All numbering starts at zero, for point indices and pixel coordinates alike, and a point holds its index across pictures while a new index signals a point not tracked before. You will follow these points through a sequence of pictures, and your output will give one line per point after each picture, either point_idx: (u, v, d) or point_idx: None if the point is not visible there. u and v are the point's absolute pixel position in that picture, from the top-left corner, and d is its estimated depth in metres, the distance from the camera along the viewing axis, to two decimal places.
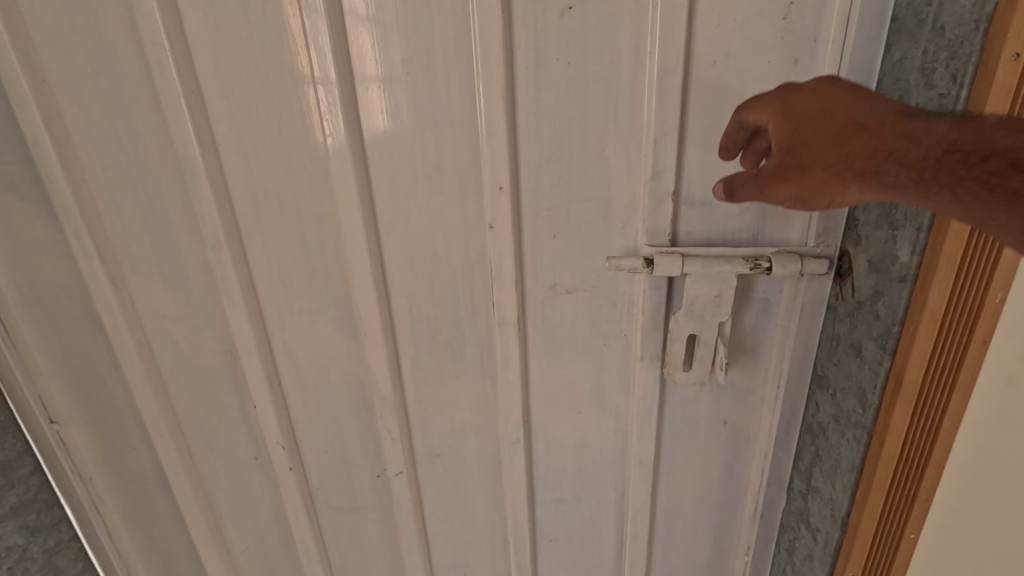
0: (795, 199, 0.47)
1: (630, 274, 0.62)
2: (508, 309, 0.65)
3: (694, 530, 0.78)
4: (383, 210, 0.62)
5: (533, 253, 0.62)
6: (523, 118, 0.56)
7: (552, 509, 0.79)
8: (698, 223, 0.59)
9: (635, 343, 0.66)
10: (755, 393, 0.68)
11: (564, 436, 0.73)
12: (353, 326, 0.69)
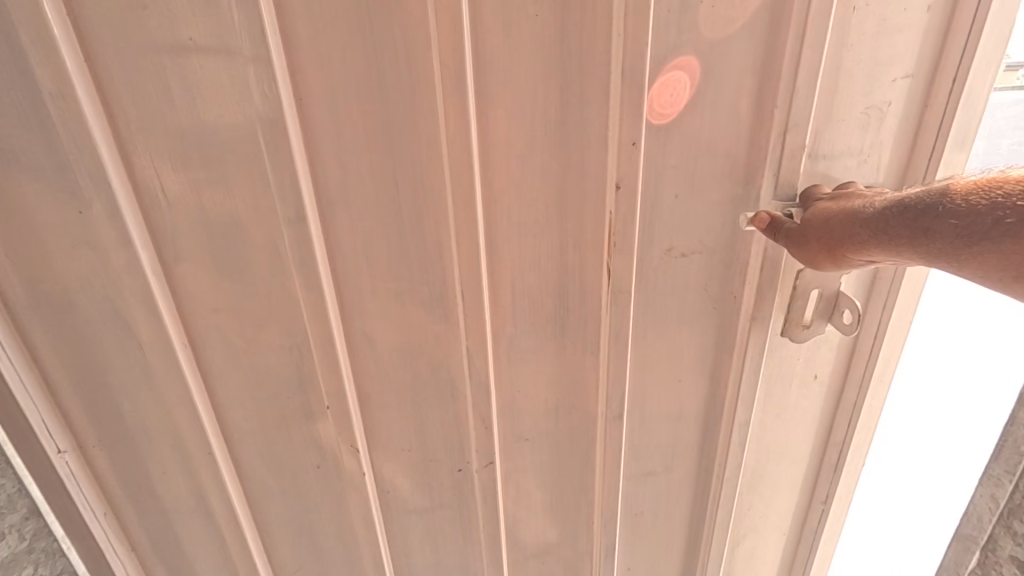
0: (805, 261, 0.53)
1: (751, 233, 0.60)
2: (625, 278, 0.61)
3: (781, 497, 0.82)
4: (495, 173, 0.55)
5: (653, 215, 0.59)
6: (659, 67, 0.52)
7: (641, 482, 0.77)
8: (821, 176, 0.58)
9: (746, 305, 0.64)
10: (854, 355, 0.69)
11: (664, 407, 0.71)
12: (445, 309, 0.62)
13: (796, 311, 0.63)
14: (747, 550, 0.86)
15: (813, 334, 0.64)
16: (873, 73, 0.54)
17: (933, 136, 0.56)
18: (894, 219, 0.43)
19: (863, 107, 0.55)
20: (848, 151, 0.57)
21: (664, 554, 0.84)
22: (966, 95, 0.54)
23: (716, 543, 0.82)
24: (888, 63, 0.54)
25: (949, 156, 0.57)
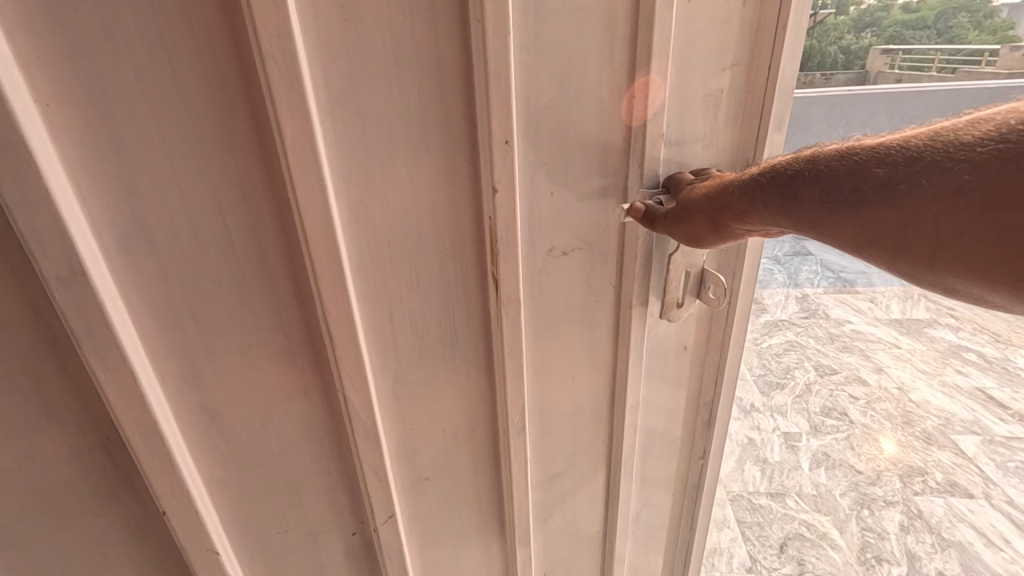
0: (685, 238, 0.54)
1: (623, 223, 0.61)
2: (513, 286, 0.56)
3: (667, 462, 0.87)
4: (351, 188, 0.46)
5: (532, 214, 0.55)
6: (521, 57, 0.48)
7: (548, 487, 0.75)
8: (675, 163, 0.61)
9: (626, 293, 0.65)
10: (714, 322, 0.76)
11: (560, 405, 0.69)
12: (311, 355, 0.51)
13: (671, 290, 0.66)
14: (642, 517, 0.90)
15: (685, 308, 0.68)
16: (708, 62, 0.57)
17: (759, 120, 0.63)
18: (772, 190, 0.46)
19: (704, 94, 0.59)
20: (694, 137, 0.61)
21: (575, 546, 0.84)
22: (782, 82, 0.60)
23: (619, 520, 0.85)
24: (719, 53, 0.58)
25: (771, 136, 0.64)
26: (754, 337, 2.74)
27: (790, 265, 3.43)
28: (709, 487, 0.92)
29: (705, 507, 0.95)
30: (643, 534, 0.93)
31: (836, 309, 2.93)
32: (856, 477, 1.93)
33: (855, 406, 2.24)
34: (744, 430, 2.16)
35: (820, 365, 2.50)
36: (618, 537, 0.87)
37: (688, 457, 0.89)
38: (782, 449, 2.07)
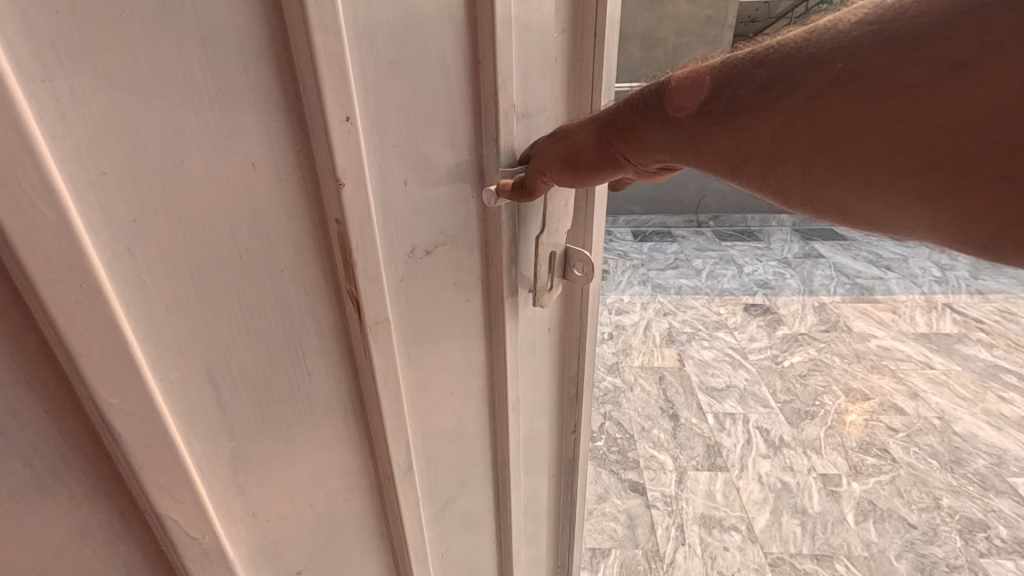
0: (566, 172, 0.54)
1: (485, 211, 0.54)
2: (379, 302, 0.44)
3: (545, 446, 0.86)
4: (113, 199, 0.29)
5: (391, 209, 0.44)
6: (347, 7, 0.36)
7: (442, 520, 0.65)
8: (525, 136, 0.56)
9: (497, 287, 0.59)
10: (570, 301, 0.77)
11: (446, 426, 0.60)
12: (88, 476, 0.32)
13: (541, 276, 0.63)
14: (532, 509, 0.88)
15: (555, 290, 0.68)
16: (543, 26, 0.53)
17: (589, 90, 0.62)
18: (653, 110, 0.51)
19: (544, 61, 0.55)
20: (539, 109, 0.57)
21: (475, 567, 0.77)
22: (604, 45, 0.59)
23: (513, 521, 0.81)
24: (552, 19, 0.54)
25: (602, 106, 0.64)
26: (775, 356, 2.85)
27: (802, 268, 3.80)
28: (581, 458, 0.95)
29: (579, 477, 0.98)
30: (535, 523, 0.91)
31: (861, 323, 3.11)
32: (911, 533, 1.97)
33: (895, 441, 2.32)
34: (775, 473, 2.17)
35: (852, 392, 2.59)
36: (515, 538, 0.83)
37: (562, 434, 0.90)
38: (823, 496, 2.08)
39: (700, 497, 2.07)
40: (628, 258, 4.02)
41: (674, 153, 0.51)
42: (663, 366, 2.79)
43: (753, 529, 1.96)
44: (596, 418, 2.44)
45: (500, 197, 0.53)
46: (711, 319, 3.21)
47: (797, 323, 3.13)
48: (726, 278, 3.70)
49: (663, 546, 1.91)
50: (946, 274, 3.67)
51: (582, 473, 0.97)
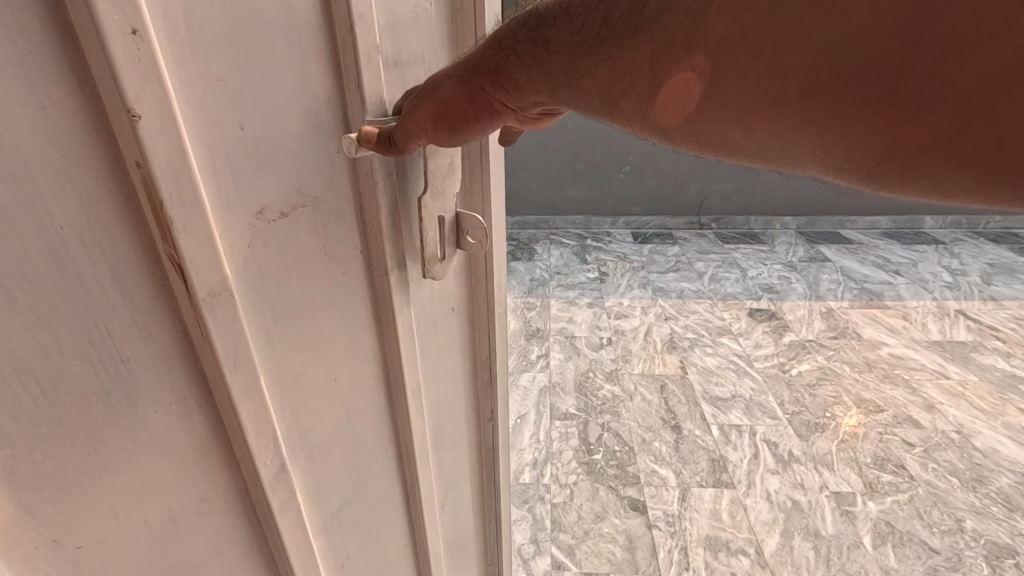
0: (439, 127, 0.58)
1: (346, 170, 0.57)
2: (208, 265, 0.43)
3: (459, 387, 0.97)
4: None
5: (225, 174, 0.44)
6: None
7: (329, 487, 0.67)
8: (398, 85, 0.61)
9: (367, 249, 0.63)
10: (472, 257, 0.88)
11: (323, 394, 0.62)
12: None
13: (422, 234, 0.68)
14: (450, 448, 0.98)
15: (446, 253, 0.76)
16: None
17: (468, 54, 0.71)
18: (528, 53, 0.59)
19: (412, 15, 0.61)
20: (410, 60, 0.62)
21: (382, 522, 0.80)
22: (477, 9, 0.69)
23: (429, 467, 0.88)
24: None
25: None
26: (782, 365, 3.20)
27: (809, 271, 4.42)
28: (502, 391, 1.10)
29: (499, 411, 1.10)
30: (454, 459, 1.02)
31: (868, 329, 3.55)
32: (932, 558, 2.07)
33: (911, 456, 2.49)
34: (786, 491, 2.33)
35: (864, 403, 2.86)
36: (428, 488, 0.89)
37: (477, 374, 1.02)
38: (837, 517, 2.21)
39: (704, 517, 2.23)
40: (630, 261, 4.69)
41: (551, 94, 0.61)
42: (666, 374, 3.14)
43: (762, 552, 2.09)
44: (596, 430, 2.69)
45: (363, 146, 0.55)
46: (714, 325, 3.67)
47: (804, 330, 3.58)
48: (730, 282, 4.28)
49: (664, 570, 2.05)
50: (956, 281, 4.19)
51: (506, 403, 1.12)
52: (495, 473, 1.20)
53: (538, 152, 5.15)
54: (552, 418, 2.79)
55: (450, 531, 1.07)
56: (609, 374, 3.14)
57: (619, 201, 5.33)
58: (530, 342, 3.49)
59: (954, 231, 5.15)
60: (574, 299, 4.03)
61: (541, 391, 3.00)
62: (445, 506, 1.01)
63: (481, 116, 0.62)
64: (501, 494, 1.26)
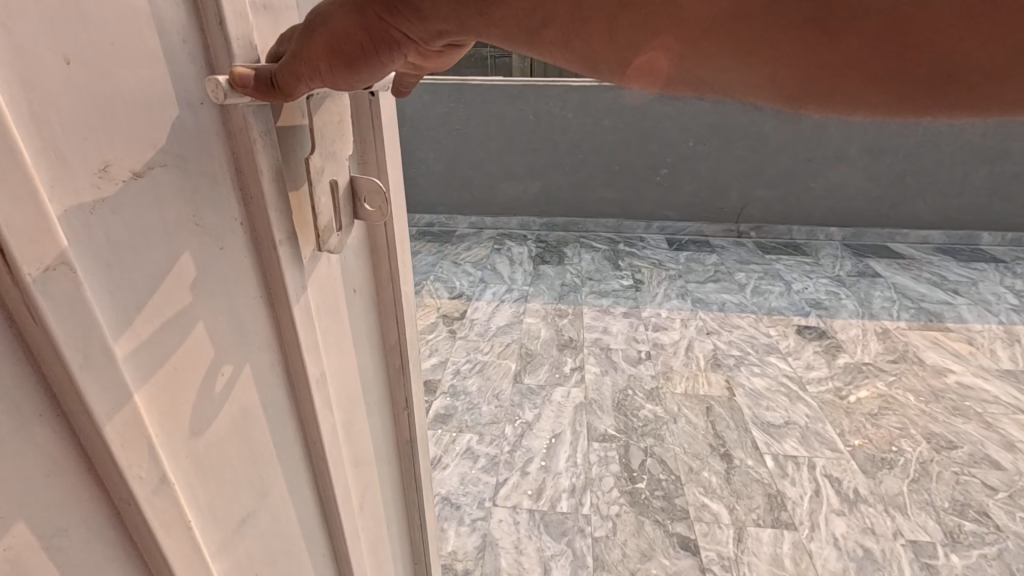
0: (329, 59, 0.52)
1: (225, 126, 0.51)
2: (33, 234, 0.35)
3: (373, 368, 0.92)
4: None
5: (49, 123, 0.37)
6: None
7: (232, 497, 0.59)
8: (271, 34, 0.54)
9: (257, 219, 0.56)
10: (374, 233, 0.85)
11: (212, 395, 0.54)
12: None
13: (320, 209, 0.64)
14: (366, 432, 0.90)
15: (344, 221, 0.69)
16: None
17: None
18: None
19: None
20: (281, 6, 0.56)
21: (290, 529, 0.72)
22: None
23: (343, 460, 0.81)
24: None
25: None
26: (839, 390, 2.95)
27: (859, 287, 4.15)
28: (416, 368, 1.06)
29: (415, 391, 1.06)
30: (373, 445, 0.94)
31: (931, 354, 3.28)
32: None
33: (995, 502, 2.25)
34: (856, 536, 2.10)
35: (934, 438, 2.60)
36: (342, 487, 0.81)
37: (389, 354, 0.97)
38: (918, 570, 1.98)
39: (765, 562, 2.00)
40: (666, 269, 4.45)
41: (458, 21, 0.57)
42: (712, 394, 2.91)
43: None
44: (637, 454, 2.50)
45: (238, 90, 0.49)
46: (761, 342, 3.42)
47: (861, 352, 3.31)
48: (774, 296, 4.02)
49: None
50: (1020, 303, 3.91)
51: (420, 384, 1.09)
52: (416, 466, 1.12)
53: (572, 151, 4.94)
54: (589, 439, 2.58)
55: (370, 531, 0.96)
56: (649, 393, 2.92)
57: (653, 205, 5.09)
58: (563, 353, 3.28)
59: (1013, 249, 4.83)
60: (608, 308, 3.82)
61: (578, 408, 2.80)
62: (367, 505, 0.94)
63: (382, 49, 0.55)
64: (422, 493, 1.17)
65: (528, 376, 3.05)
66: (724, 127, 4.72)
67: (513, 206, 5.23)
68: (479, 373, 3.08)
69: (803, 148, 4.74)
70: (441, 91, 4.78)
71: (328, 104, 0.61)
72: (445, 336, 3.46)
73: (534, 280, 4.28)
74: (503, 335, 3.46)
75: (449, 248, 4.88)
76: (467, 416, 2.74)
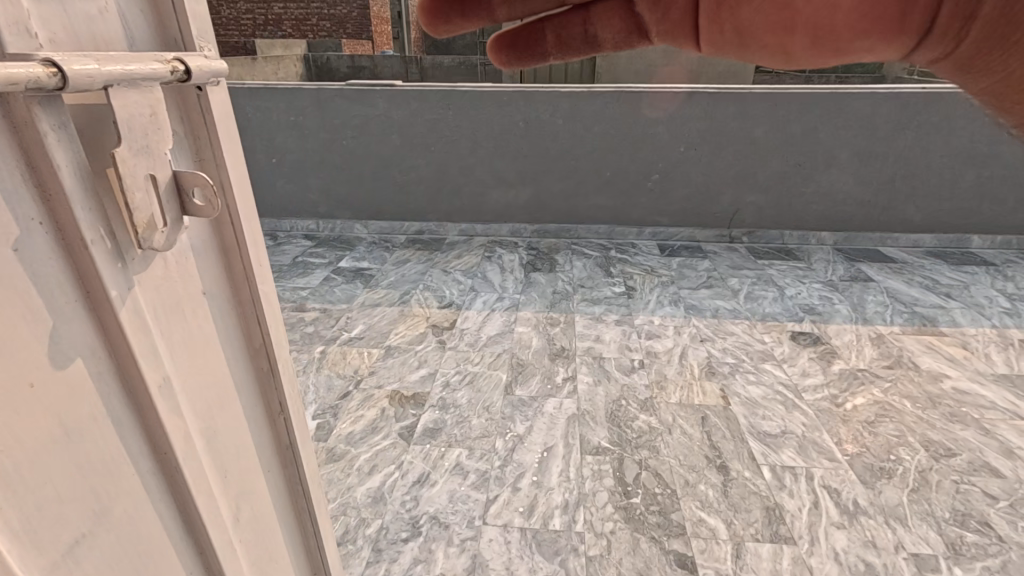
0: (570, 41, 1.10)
1: (24, 125, 0.51)
2: None
3: (236, 370, 0.88)
4: None
5: None
6: None
7: (56, 503, 0.57)
8: (61, 27, 0.54)
9: (65, 218, 0.56)
10: (222, 232, 0.82)
11: (13, 399, 0.52)
12: None
13: (142, 207, 0.62)
14: (233, 437, 0.86)
15: (171, 220, 0.67)
16: None
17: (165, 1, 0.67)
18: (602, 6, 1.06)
19: None
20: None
21: (146, 543, 0.69)
22: None
23: (204, 469, 0.78)
24: None
25: (180, 26, 0.69)
26: (835, 398, 2.90)
27: (852, 292, 4.12)
28: (289, 368, 1.01)
29: (290, 392, 1.01)
30: (244, 450, 0.90)
31: (926, 359, 3.25)
32: None
33: (996, 511, 2.20)
34: (856, 549, 2.05)
35: (932, 446, 2.55)
36: (207, 497, 0.78)
37: (253, 354, 0.91)
38: None
39: None
40: (658, 275, 4.41)
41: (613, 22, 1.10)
42: (706, 404, 2.85)
43: None
44: (632, 467, 2.43)
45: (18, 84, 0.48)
46: (755, 349, 3.37)
47: (855, 358, 3.27)
48: (768, 301, 3.98)
49: None
50: (1014, 306, 3.89)
51: (297, 383, 1.04)
52: (302, 470, 1.07)
53: (562, 158, 4.90)
54: (583, 452, 2.52)
55: (248, 547, 0.91)
56: (644, 403, 2.86)
57: (644, 211, 5.06)
58: (555, 363, 3.21)
59: (1004, 252, 4.83)
60: (601, 316, 3.76)
61: (570, 420, 2.73)
62: (246, 518, 0.90)
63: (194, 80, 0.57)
64: (312, 498, 1.12)
65: (519, 387, 2.98)
66: (715, 133, 4.70)
67: (503, 213, 5.18)
68: (469, 384, 3.01)
69: (794, 153, 4.73)
70: (429, 97, 4.73)
71: (135, 96, 0.59)
72: (435, 346, 3.38)
73: (525, 287, 4.22)
74: (494, 345, 3.38)
75: (438, 256, 4.81)
76: (457, 430, 2.66)
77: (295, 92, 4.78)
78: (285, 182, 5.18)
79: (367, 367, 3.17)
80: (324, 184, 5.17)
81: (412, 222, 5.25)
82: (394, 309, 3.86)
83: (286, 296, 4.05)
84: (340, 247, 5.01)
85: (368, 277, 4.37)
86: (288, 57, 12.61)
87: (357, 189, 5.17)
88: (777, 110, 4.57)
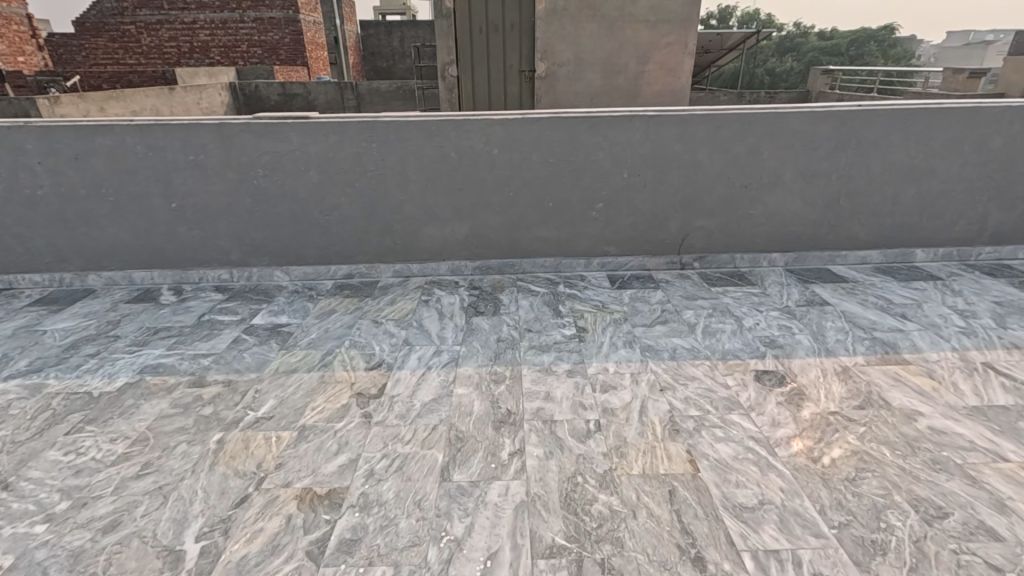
0: None
1: None
2: None
3: None
4: None
5: None
6: None
7: None
8: None
9: None
10: None
11: None
12: None
13: None
14: None
15: None
16: None
17: None
18: None
19: None
20: None
21: None
22: None
23: None
24: None
25: None
26: (810, 452, 2.60)
27: (810, 318, 3.92)
28: None
29: None
30: None
31: (895, 393, 3.04)
32: None
33: None
34: None
35: (922, 506, 2.28)
36: None
37: None
38: None
39: None
40: (610, 312, 4.08)
41: None
42: (674, 473, 2.48)
43: None
44: (592, 570, 2.02)
45: None
46: (718, 396, 3.05)
47: (824, 399, 3.01)
48: (727, 336, 3.70)
49: None
50: (969, 324, 3.78)
51: None
52: None
53: (499, 190, 4.55)
54: (533, 556, 2.08)
55: None
56: (602, 478, 2.46)
57: (591, 242, 4.77)
58: (500, 433, 2.77)
59: (948, 265, 4.82)
60: (551, 367, 3.36)
61: (517, 510, 2.29)
62: None
63: None
64: None
65: (458, 471, 2.52)
66: (659, 158, 4.48)
67: (441, 250, 4.75)
68: (398, 472, 2.52)
69: (739, 174, 4.57)
70: (348, 129, 4.26)
71: None
72: (359, 423, 2.87)
73: (465, 337, 3.77)
74: (429, 416, 2.91)
75: (369, 303, 4.30)
76: (380, 540, 2.16)
77: (194, 127, 4.21)
78: (189, 230, 4.56)
79: (274, 459, 2.62)
80: (235, 229, 4.58)
81: (340, 266, 4.73)
82: (313, 375, 3.32)
83: (182, 367, 3.42)
84: (256, 299, 4.42)
85: (286, 335, 3.81)
86: (211, 86, 11.77)
87: (275, 233, 4.61)
88: (718, 132, 4.40)
